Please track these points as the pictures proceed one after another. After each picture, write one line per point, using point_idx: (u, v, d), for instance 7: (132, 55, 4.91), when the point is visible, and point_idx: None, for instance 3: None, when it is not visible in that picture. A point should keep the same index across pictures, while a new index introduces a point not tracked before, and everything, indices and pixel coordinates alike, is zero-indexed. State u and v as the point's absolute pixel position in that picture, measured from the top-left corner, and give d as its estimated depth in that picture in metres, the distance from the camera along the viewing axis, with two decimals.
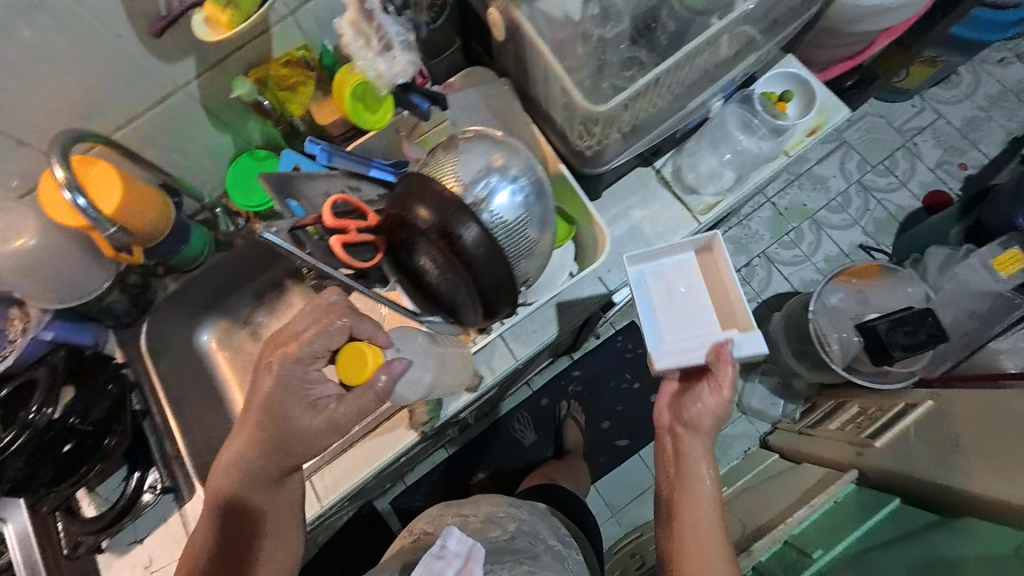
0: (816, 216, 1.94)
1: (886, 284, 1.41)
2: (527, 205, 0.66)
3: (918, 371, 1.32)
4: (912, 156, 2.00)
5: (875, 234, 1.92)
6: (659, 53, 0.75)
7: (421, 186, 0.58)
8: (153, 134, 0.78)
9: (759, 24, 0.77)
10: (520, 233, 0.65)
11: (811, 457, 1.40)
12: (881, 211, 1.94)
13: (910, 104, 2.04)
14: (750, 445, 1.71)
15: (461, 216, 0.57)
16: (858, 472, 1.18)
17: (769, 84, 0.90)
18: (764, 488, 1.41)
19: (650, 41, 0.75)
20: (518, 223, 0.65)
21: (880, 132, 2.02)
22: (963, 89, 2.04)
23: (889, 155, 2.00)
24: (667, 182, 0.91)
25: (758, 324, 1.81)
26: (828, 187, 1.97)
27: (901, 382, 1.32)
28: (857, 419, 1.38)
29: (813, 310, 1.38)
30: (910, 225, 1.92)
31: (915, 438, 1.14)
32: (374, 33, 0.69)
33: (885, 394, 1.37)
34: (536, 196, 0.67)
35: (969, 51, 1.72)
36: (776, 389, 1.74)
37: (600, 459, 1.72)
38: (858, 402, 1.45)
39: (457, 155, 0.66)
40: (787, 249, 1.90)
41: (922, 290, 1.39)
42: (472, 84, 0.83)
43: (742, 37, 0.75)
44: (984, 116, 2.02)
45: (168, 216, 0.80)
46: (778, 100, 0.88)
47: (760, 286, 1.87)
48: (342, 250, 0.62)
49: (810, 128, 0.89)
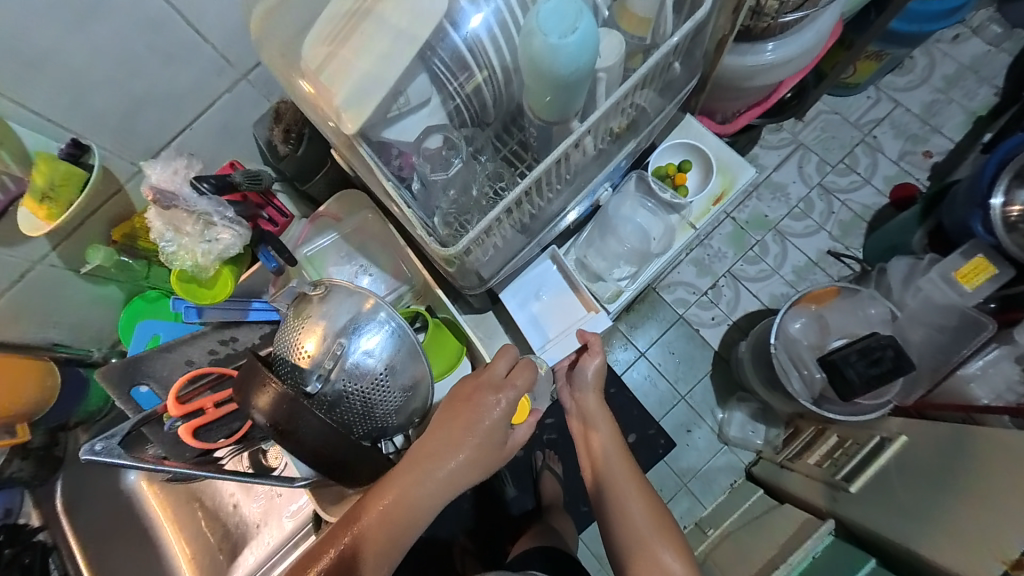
0: (779, 227, 1.86)
1: (848, 308, 1.32)
2: (386, 363, 0.62)
3: (891, 399, 1.23)
4: (872, 150, 1.92)
5: (842, 237, 1.84)
6: (530, 150, 0.71)
7: (251, 382, 0.55)
8: (21, 307, 0.74)
9: (635, 106, 0.71)
10: (380, 396, 0.62)
11: (793, 499, 1.34)
12: (846, 212, 1.87)
13: (865, 96, 1.96)
14: (735, 477, 1.64)
15: (294, 415, 0.53)
16: (836, 523, 1.12)
17: (667, 154, 0.86)
18: (747, 534, 1.34)
19: (518, 136, 0.71)
20: (378, 388, 0.61)
21: (837, 128, 1.94)
22: (918, 73, 1.96)
23: (848, 152, 1.92)
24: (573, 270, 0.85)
25: (730, 349, 1.74)
26: (788, 194, 1.89)
27: (874, 412, 1.23)
28: (835, 453, 1.31)
29: (773, 343, 1.30)
30: (877, 224, 1.84)
31: (889, 484, 1.08)
32: (190, 215, 0.68)
33: (861, 424, 1.30)
34: (394, 353, 0.62)
35: (914, 43, 1.63)
36: (755, 415, 1.67)
37: (582, 509, 1.62)
38: (836, 432, 1.38)
39: (304, 323, 0.61)
40: (752, 264, 1.82)
41: (886, 309, 1.30)
42: (339, 212, 0.81)
43: (616, 121, 0.70)
44: (943, 99, 1.94)
45: (49, 391, 0.79)
46: (677, 172, 0.84)
47: (729, 307, 1.78)
48: (196, 437, 0.60)
49: (714, 196, 0.83)
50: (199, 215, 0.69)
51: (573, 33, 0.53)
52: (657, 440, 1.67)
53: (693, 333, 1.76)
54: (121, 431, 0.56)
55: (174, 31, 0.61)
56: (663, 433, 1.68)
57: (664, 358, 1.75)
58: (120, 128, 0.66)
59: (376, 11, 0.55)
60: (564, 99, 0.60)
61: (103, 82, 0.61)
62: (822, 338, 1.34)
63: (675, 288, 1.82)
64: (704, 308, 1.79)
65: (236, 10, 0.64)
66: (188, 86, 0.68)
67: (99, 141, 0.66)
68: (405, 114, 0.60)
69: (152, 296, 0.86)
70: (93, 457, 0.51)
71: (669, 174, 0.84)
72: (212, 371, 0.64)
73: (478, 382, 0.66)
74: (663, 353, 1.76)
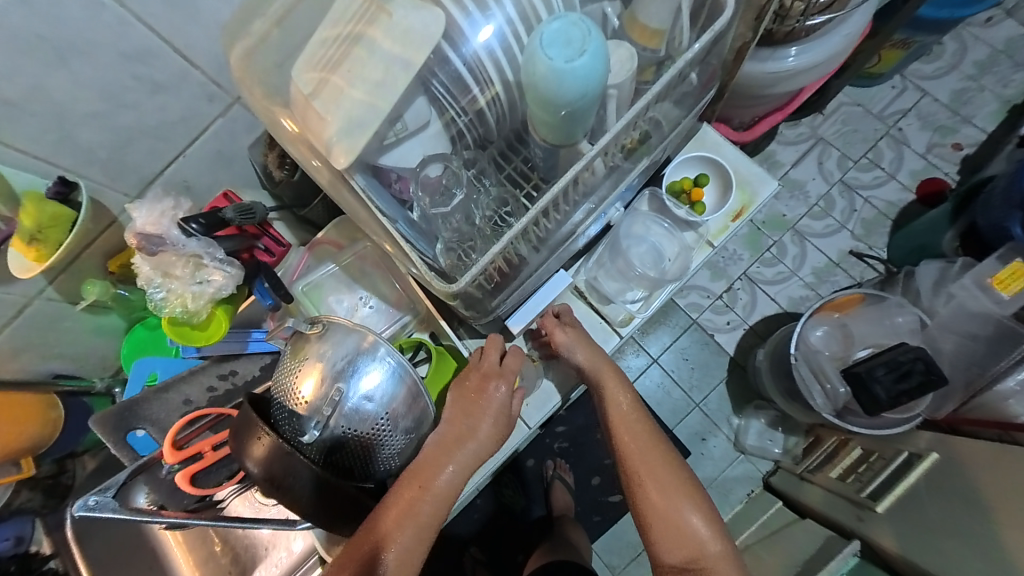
0: (798, 227, 1.79)
1: (872, 317, 1.26)
2: (384, 403, 0.60)
3: (921, 412, 1.17)
4: (897, 144, 1.82)
5: (865, 237, 1.76)
6: (537, 170, 0.66)
7: (246, 427, 0.54)
8: (20, 339, 0.74)
9: (647, 122, 0.66)
10: (378, 436, 0.60)
11: (814, 513, 1.29)
12: (869, 210, 1.78)
13: (889, 87, 1.86)
14: (754, 487, 1.59)
15: (286, 462, 0.52)
16: (862, 543, 1.07)
17: (682, 167, 0.82)
18: (766, 549, 1.30)
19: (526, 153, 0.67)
20: (373, 429, 0.60)
21: (859, 121, 1.85)
22: (947, 60, 1.85)
23: (870, 146, 1.83)
24: (582, 293, 0.79)
25: (746, 355, 1.69)
26: (807, 192, 1.82)
27: (900, 427, 1.17)
28: (859, 469, 1.26)
29: (794, 354, 1.25)
30: (903, 222, 1.76)
31: (918, 504, 1.03)
32: (179, 258, 0.67)
33: (887, 437, 1.25)
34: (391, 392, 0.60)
35: (945, 30, 1.53)
36: (774, 422, 1.61)
37: (594, 519, 1.57)
38: (861, 445, 1.32)
39: (300, 364, 0.59)
40: (769, 266, 1.76)
41: (916, 317, 1.23)
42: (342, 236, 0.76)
43: (628, 139, 0.65)
44: (974, 87, 1.83)
45: (52, 426, 0.79)
46: (693, 187, 0.80)
47: (745, 311, 1.72)
48: (194, 484, 0.59)
49: (732, 212, 0.78)
50: (190, 256, 0.67)
51: (582, 56, 0.49)
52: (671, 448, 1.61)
53: (707, 339, 1.71)
54: (116, 483, 0.57)
55: (160, 59, 0.60)
56: (677, 441, 1.63)
57: (677, 365, 1.70)
58: (110, 159, 0.66)
59: (367, 36, 0.52)
60: (572, 123, 0.56)
61: (88, 115, 0.60)
62: (845, 348, 1.27)
63: (688, 292, 1.76)
64: (719, 313, 1.73)
65: (221, 35, 0.62)
66: (178, 114, 0.67)
67: (88, 173, 0.65)
68: (407, 140, 0.57)
69: (152, 324, 0.85)
70: (88, 512, 0.52)
71: (684, 189, 0.80)
72: (208, 413, 0.62)
73: (482, 373, 0.64)
74: (677, 359, 1.70)
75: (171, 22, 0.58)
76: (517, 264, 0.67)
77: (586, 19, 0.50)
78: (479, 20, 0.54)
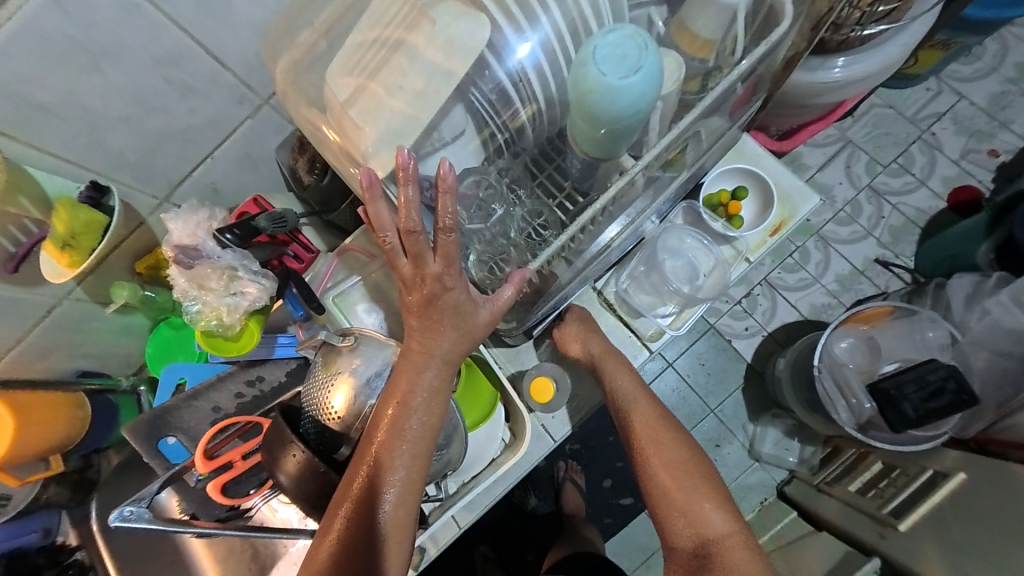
0: (822, 232, 1.74)
1: (900, 330, 1.23)
2: None
3: (948, 431, 1.13)
4: (930, 148, 1.76)
5: (892, 244, 1.72)
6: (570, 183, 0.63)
7: (274, 438, 0.53)
8: (49, 337, 0.75)
9: (691, 134, 0.64)
10: None
11: (833, 526, 1.28)
12: (897, 217, 1.73)
13: (925, 88, 1.79)
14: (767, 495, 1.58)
15: (315, 476, 0.52)
16: (882, 561, 1.05)
17: (720, 179, 0.81)
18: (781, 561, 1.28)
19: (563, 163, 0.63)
20: None
21: (890, 124, 1.78)
22: (986, 61, 1.78)
23: (902, 151, 1.77)
24: (611, 306, 0.77)
25: (764, 361, 1.66)
26: (833, 196, 1.77)
27: (926, 444, 1.13)
28: (880, 484, 1.24)
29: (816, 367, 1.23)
30: (932, 230, 1.71)
31: (941, 523, 1.00)
32: (213, 271, 0.68)
33: (910, 453, 1.23)
34: None
35: (988, 31, 1.46)
36: (790, 431, 1.59)
37: (605, 521, 1.56)
38: (882, 459, 1.30)
39: (331, 378, 0.59)
40: (791, 273, 1.72)
41: (947, 332, 1.20)
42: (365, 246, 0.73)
43: (671, 152, 0.63)
44: (1014, 90, 1.76)
45: (79, 426, 0.79)
46: (731, 201, 0.79)
47: (765, 317, 1.69)
48: (225, 493, 0.59)
49: (771, 227, 0.76)
50: (224, 269, 0.68)
51: (636, 73, 0.49)
52: None
53: (725, 344, 1.68)
54: (149, 494, 0.58)
55: (191, 63, 0.59)
56: None
57: (693, 369, 1.68)
58: (139, 163, 0.65)
59: (408, 45, 0.50)
60: (615, 139, 0.54)
61: (119, 120, 0.60)
62: (871, 361, 1.25)
63: None
64: (738, 318, 1.70)
65: (253, 37, 0.60)
66: (207, 117, 0.66)
67: (118, 177, 0.65)
68: (441, 152, 0.54)
69: (178, 323, 0.84)
70: (123, 524, 0.53)
71: (722, 203, 0.79)
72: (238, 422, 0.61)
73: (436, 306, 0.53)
74: (693, 364, 1.68)
75: (203, 25, 0.56)
76: (552, 276, 0.65)
77: (643, 33, 0.49)
78: (523, 29, 0.51)
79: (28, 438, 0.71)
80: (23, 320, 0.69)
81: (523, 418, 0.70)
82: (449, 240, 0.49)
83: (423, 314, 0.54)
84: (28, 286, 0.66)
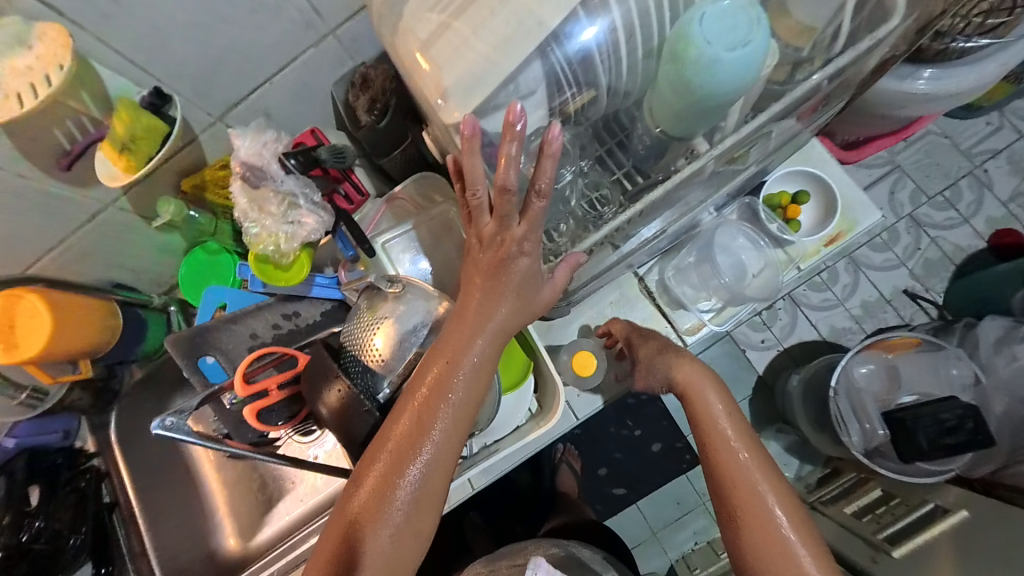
0: (855, 256, 1.71)
1: (924, 362, 1.22)
2: None
3: (956, 469, 1.12)
4: (980, 185, 1.71)
5: (924, 278, 1.68)
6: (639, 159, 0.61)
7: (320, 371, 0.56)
8: (93, 242, 0.76)
9: (769, 126, 0.62)
10: None
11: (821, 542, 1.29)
12: (934, 251, 1.69)
13: (984, 122, 1.73)
14: None
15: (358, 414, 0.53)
16: None
17: (783, 181, 0.78)
18: None
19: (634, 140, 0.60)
20: None
21: (943, 155, 1.73)
22: None
23: (951, 184, 1.72)
24: (652, 294, 0.77)
25: (776, 375, 1.65)
26: None
27: (931, 478, 1.12)
28: (877, 510, 1.25)
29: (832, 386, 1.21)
30: (969, 269, 1.67)
31: (935, 554, 1.00)
32: (274, 194, 0.69)
33: (913, 485, 1.22)
34: None
35: None
36: (791, 447, 1.59)
37: (595, 508, 1.58)
38: (881, 485, 1.30)
39: (375, 323, 0.58)
40: (818, 291, 1.69)
41: (971, 370, 1.18)
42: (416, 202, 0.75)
43: (746, 142, 0.61)
44: None
45: (108, 338, 0.80)
46: (791, 204, 0.77)
47: (783, 332, 1.68)
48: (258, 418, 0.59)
49: (827, 237, 0.74)
50: (286, 195, 0.70)
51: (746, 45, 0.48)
52: (683, 454, 1.60)
53: (738, 353, 1.67)
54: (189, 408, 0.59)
55: None
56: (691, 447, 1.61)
57: None
58: (201, 77, 0.64)
59: None
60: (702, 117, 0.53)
61: (189, 28, 0.58)
62: (889, 389, 1.22)
63: None
64: (755, 330, 1.69)
65: None
66: (272, 39, 0.64)
67: (180, 88, 0.64)
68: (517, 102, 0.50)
69: (213, 249, 0.85)
70: (164, 432, 0.54)
71: (782, 205, 0.77)
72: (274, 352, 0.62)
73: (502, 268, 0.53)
74: None
75: None
76: (604, 252, 0.64)
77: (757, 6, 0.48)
78: None
79: (63, 343, 0.73)
80: (70, 220, 0.70)
81: (554, 390, 0.70)
82: (539, 206, 0.50)
83: (490, 276, 0.53)
84: (80, 186, 0.66)
